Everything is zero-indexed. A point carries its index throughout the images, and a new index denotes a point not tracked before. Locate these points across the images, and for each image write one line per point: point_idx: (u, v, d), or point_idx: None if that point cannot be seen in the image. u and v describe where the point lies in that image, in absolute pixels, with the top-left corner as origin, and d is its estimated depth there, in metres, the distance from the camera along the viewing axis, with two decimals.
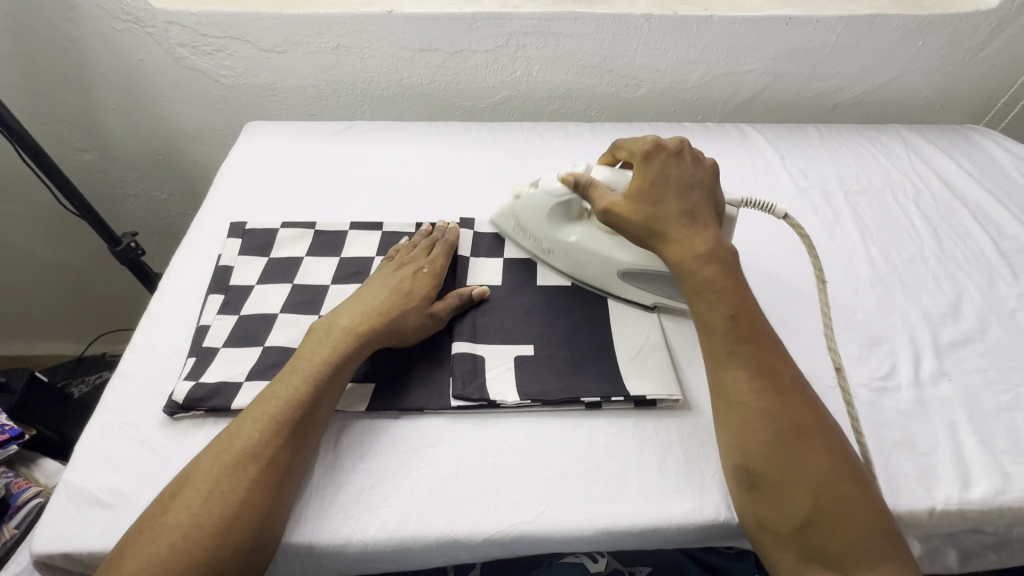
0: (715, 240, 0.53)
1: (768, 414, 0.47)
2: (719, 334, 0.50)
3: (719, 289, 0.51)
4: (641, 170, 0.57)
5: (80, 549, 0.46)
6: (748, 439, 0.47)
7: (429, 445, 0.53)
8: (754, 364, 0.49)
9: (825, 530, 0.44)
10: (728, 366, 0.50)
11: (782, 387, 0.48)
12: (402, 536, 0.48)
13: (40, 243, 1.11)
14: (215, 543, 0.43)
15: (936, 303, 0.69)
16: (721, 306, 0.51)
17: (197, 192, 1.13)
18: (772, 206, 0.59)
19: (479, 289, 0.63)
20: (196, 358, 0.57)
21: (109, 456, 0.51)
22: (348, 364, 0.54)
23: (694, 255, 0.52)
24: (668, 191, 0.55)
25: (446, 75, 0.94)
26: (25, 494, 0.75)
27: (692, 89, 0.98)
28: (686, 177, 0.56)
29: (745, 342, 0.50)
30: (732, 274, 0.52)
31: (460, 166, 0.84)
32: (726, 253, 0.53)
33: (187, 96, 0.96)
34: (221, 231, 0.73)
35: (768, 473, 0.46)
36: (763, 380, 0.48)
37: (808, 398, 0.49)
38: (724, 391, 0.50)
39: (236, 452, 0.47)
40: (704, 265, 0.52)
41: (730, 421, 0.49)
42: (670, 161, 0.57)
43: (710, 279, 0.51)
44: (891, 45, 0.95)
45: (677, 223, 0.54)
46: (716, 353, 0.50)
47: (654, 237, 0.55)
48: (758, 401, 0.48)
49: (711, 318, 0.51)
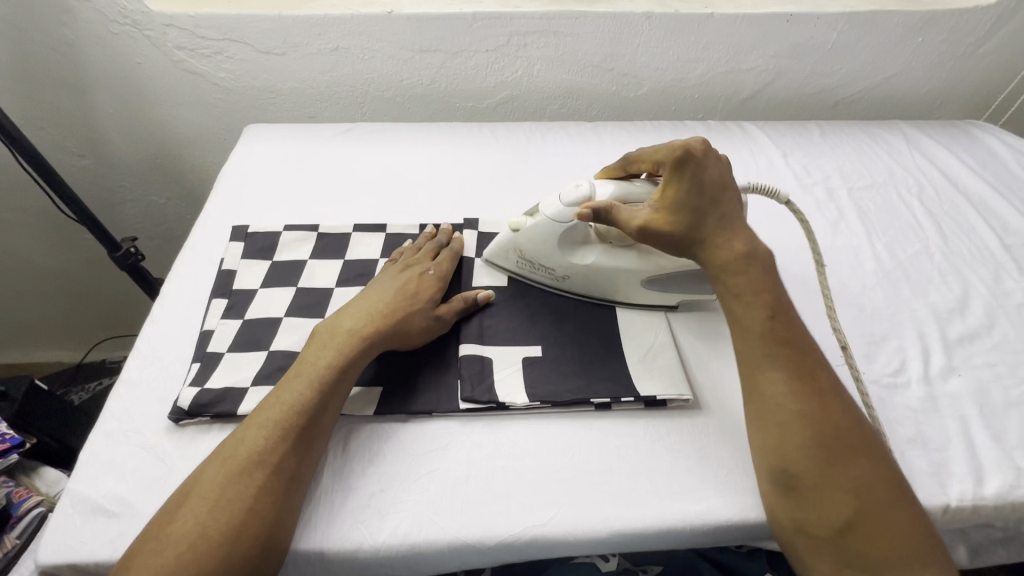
0: (754, 246, 0.53)
1: (810, 416, 0.47)
2: (758, 336, 0.50)
3: (755, 292, 0.51)
4: (671, 178, 0.55)
5: (86, 559, 0.45)
6: (788, 441, 0.46)
7: (439, 448, 0.53)
8: (790, 366, 0.49)
9: (865, 531, 0.43)
10: (765, 368, 0.49)
11: (821, 388, 0.48)
12: (414, 540, 0.47)
13: (38, 250, 1.10)
14: (222, 553, 0.42)
15: (943, 298, 0.69)
16: (759, 308, 0.51)
17: (196, 196, 1.11)
18: (778, 192, 0.59)
19: (484, 292, 0.63)
20: (201, 363, 0.57)
21: (114, 464, 0.50)
22: (353, 367, 0.53)
23: (733, 259, 0.53)
24: (705, 198, 0.54)
25: (447, 75, 0.94)
26: (27, 503, 0.75)
27: (693, 87, 0.98)
28: (718, 180, 0.55)
29: (782, 344, 0.50)
30: (768, 276, 0.52)
31: (463, 167, 0.83)
32: (760, 255, 0.53)
33: (185, 99, 0.96)
34: (223, 235, 0.72)
35: (806, 474, 0.45)
36: (804, 381, 0.48)
37: (845, 397, 0.49)
38: (762, 392, 0.49)
39: (242, 459, 0.46)
40: (743, 268, 0.52)
41: (769, 423, 0.48)
42: (703, 163, 0.55)
43: (752, 281, 0.52)
44: (891, 41, 0.95)
45: (717, 230, 0.54)
46: (753, 357, 0.50)
47: (695, 243, 0.54)
48: (797, 402, 0.47)
49: (748, 321, 0.51)
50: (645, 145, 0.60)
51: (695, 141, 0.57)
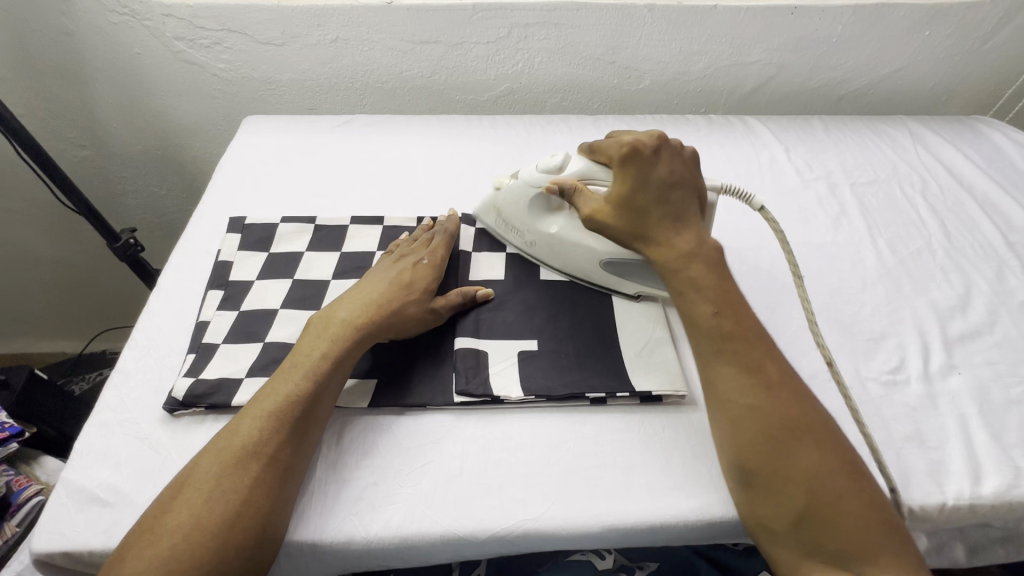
0: (702, 243, 0.53)
1: (756, 411, 0.46)
2: (704, 331, 0.50)
3: (703, 285, 0.51)
4: (620, 174, 0.56)
5: (80, 548, 0.46)
6: (739, 436, 0.46)
7: (433, 442, 0.53)
8: (740, 360, 0.48)
9: (821, 524, 0.43)
10: (714, 364, 0.49)
11: (769, 381, 0.47)
12: (406, 533, 0.47)
13: (39, 240, 1.10)
14: (217, 544, 0.42)
15: (945, 295, 0.68)
16: (704, 303, 0.50)
17: (195, 187, 1.11)
18: (750, 197, 0.58)
19: (484, 290, 0.62)
20: (196, 354, 0.57)
21: (108, 454, 0.50)
22: (347, 359, 0.53)
23: (677, 256, 0.52)
24: (648, 195, 0.54)
25: (447, 67, 0.93)
26: (26, 493, 0.77)
27: (695, 81, 0.97)
28: (668, 176, 0.55)
29: (728, 337, 0.49)
30: (715, 269, 0.52)
31: (462, 160, 0.83)
32: (704, 249, 0.53)
33: (184, 90, 0.95)
34: (221, 226, 0.72)
35: (761, 469, 0.45)
36: (752, 375, 0.48)
37: (800, 391, 0.48)
38: (713, 389, 0.49)
39: (236, 451, 0.46)
40: (688, 264, 0.52)
41: (722, 420, 0.48)
42: (650, 159, 0.55)
43: (692, 278, 0.51)
44: (897, 35, 0.93)
45: (660, 228, 0.54)
46: (703, 352, 0.50)
47: (640, 241, 0.54)
48: (747, 396, 0.47)
49: (695, 317, 0.50)
50: (608, 135, 0.59)
51: (648, 135, 0.57)
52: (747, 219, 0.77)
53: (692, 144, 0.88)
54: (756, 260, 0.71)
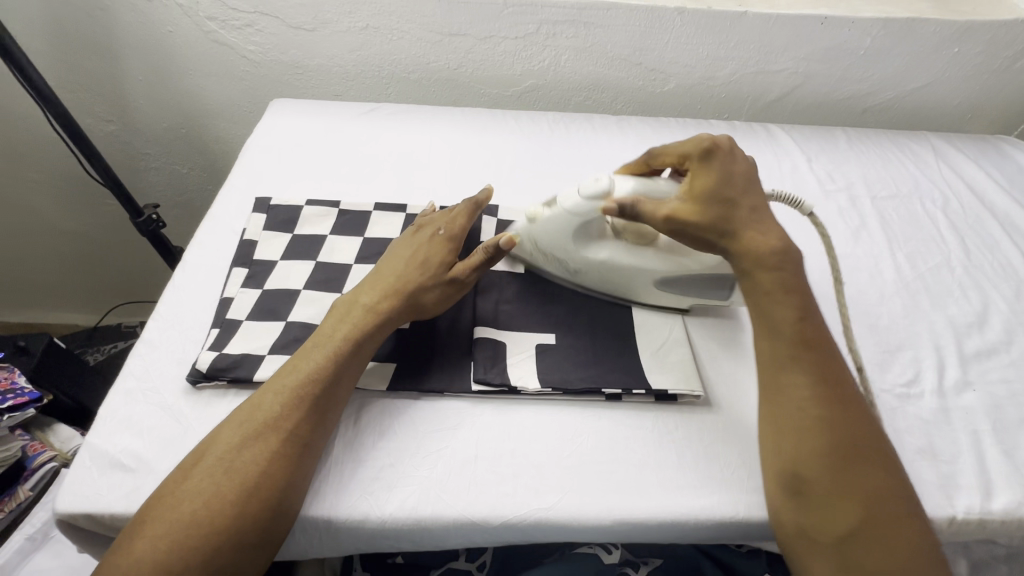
0: (785, 243, 0.52)
1: (829, 422, 0.47)
2: (784, 336, 0.50)
3: (789, 290, 0.51)
4: (700, 169, 0.55)
5: (102, 511, 0.47)
6: (808, 445, 0.46)
7: (449, 427, 0.53)
8: (817, 370, 0.49)
9: (871, 542, 0.44)
10: (788, 370, 0.49)
11: (841, 395, 0.48)
12: (421, 515, 0.48)
13: (61, 212, 1.12)
14: (235, 512, 0.43)
15: (962, 312, 0.68)
16: (789, 308, 0.50)
17: (216, 167, 1.12)
18: (801, 202, 0.58)
19: (507, 238, 0.57)
20: (220, 329, 0.57)
21: (131, 422, 0.51)
22: (368, 342, 0.53)
23: (768, 251, 0.51)
24: (737, 189, 0.54)
25: (474, 61, 0.94)
26: (42, 457, 0.80)
27: (720, 87, 0.97)
28: (745, 173, 0.55)
29: (808, 347, 0.49)
30: (798, 277, 0.52)
31: (485, 153, 0.84)
32: (792, 250, 0.52)
33: (214, 71, 0.96)
34: (246, 206, 0.73)
35: (817, 480, 0.45)
36: (827, 387, 0.48)
37: (864, 406, 0.49)
38: (784, 395, 0.49)
39: (258, 423, 0.47)
40: (779, 266, 0.51)
41: (785, 428, 0.48)
42: (729, 157, 0.55)
43: (785, 279, 0.51)
44: (926, 50, 0.93)
45: (748, 223, 0.53)
46: (776, 357, 0.50)
47: (727, 236, 0.52)
48: (818, 407, 0.47)
49: (779, 320, 0.50)
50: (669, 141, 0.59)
51: (720, 136, 0.57)
52: None
53: None
54: None
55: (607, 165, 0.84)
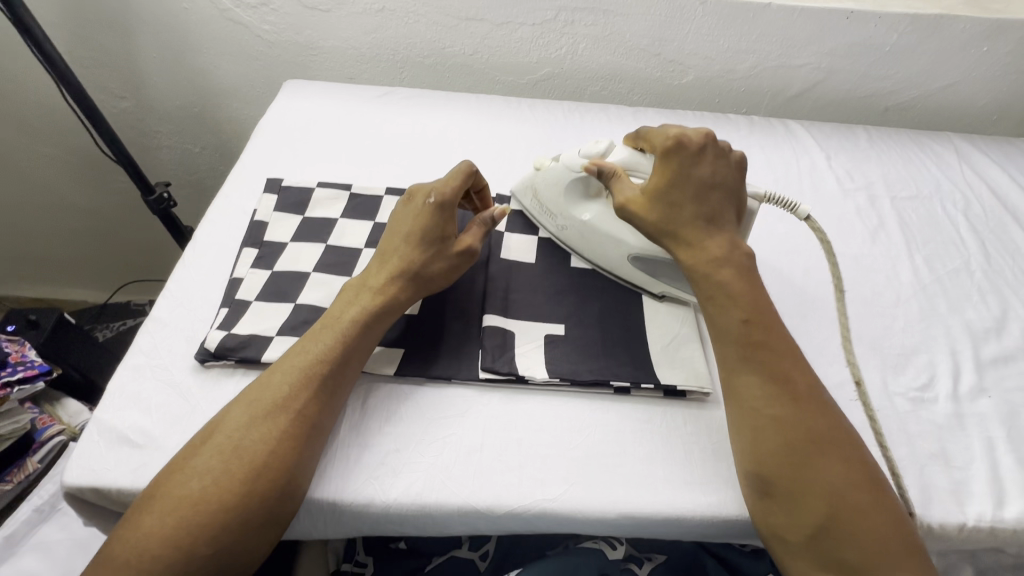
0: (726, 253, 0.53)
1: (783, 423, 0.46)
2: (732, 339, 0.50)
3: (734, 292, 0.51)
4: (660, 167, 0.56)
5: (109, 485, 0.47)
6: (761, 445, 0.46)
7: (455, 415, 0.53)
8: (766, 371, 0.48)
9: (840, 539, 0.43)
10: (741, 373, 0.49)
11: (796, 394, 0.48)
12: (424, 501, 0.48)
13: (73, 188, 1.12)
14: (244, 489, 0.43)
15: (980, 317, 0.67)
16: (732, 311, 0.51)
17: (228, 148, 1.12)
18: (795, 206, 0.59)
19: (501, 209, 0.59)
20: (229, 309, 0.57)
21: (139, 398, 0.51)
22: (377, 324, 0.53)
23: (711, 260, 0.52)
24: (685, 191, 0.54)
25: (490, 46, 0.92)
26: (50, 431, 0.81)
27: (739, 80, 0.96)
28: (709, 176, 0.55)
29: (757, 347, 0.49)
30: (745, 276, 0.52)
31: (498, 141, 0.83)
32: (738, 256, 0.53)
33: (228, 50, 0.96)
34: (257, 187, 0.72)
35: (779, 480, 0.45)
36: (779, 389, 0.48)
37: (826, 404, 0.48)
38: (739, 398, 0.49)
39: (267, 403, 0.47)
40: (719, 268, 0.52)
41: (741, 429, 0.48)
42: (691, 159, 0.55)
43: (725, 280, 0.52)
44: (953, 48, 0.91)
45: (691, 228, 0.54)
46: (729, 359, 0.50)
47: (667, 237, 0.54)
48: (772, 407, 0.47)
49: (724, 323, 0.51)
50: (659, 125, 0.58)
51: (694, 131, 0.57)
52: (783, 223, 0.75)
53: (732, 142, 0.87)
54: (790, 267, 0.70)
55: None
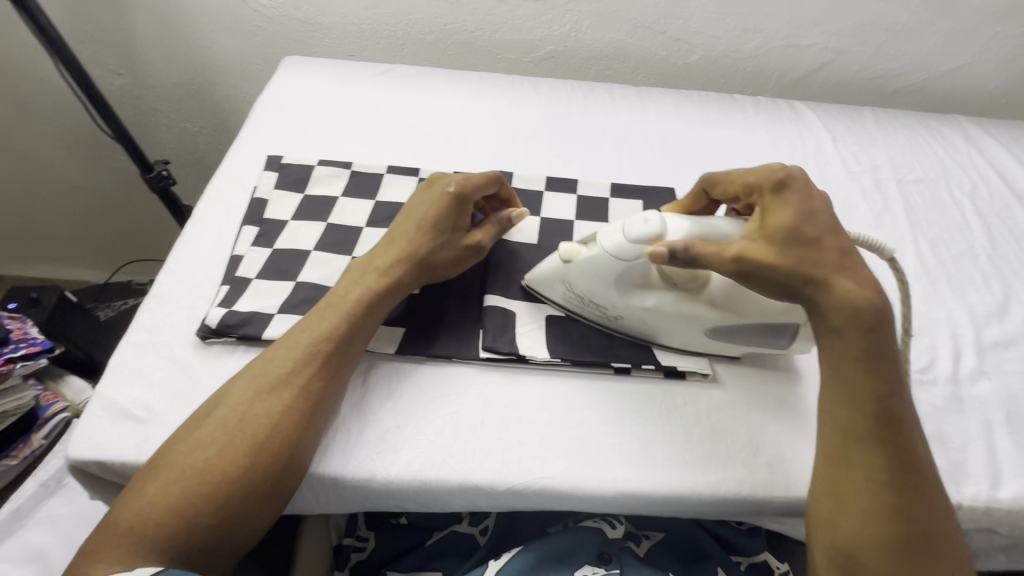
0: (877, 299, 0.46)
1: (898, 512, 0.43)
2: (867, 413, 0.45)
3: (875, 361, 0.46)
4: (774, 204, 0.49)
5: (113, 458, 0.47)
6: (871, 530, 0.43)
7: (455, 393, 0.53)
8: (895, 452, 0.44)
9: None
10: (867, 449, 0.45)
11: (919, 482, 0.44)
12: (425, 478, 0.49)
13: (71, 167, 1.11)
14: (247, 462, 0.43)
15: (982, 301, 0.67)
16: (874, 382, 0.45)
17: (227, 128, 1.11)
18: (885, 247, 0.51)
19: (518, 212, 0.60)
20: (230, 286, 0.57)
21: (142, 374, 0.52)
22: (380, 305, 0.53)
23: (858, 309, 0.45)
24: (819, 227, 0.47)
25: (493, 23, 0.91)
26: (54, 407, 0.82)
27: (746, 60, 0.94)
28: (829, 207, 0.49)
29: (895, 428, 0.45)
30: (888, 346, 0.46)
31: (500, 120, 0.81)
32: (884, 310, 0.46)
33: (225, 25, 0.94)
34: (257, 164, 0.72)
35: (876, 567, 0.43)
36: (903, 474, 0.44)
37: (941, 493, 0.45)
38: (856, 471, 0.45)
39: (271, 378, 0.47)
40: (871, 330, 0.46)
41: (852, 507, 0.44)
42: (807, 191, 0.49)
43: (878, 346, 0.46)
44: (965, 28, 0.89)
45: (836, 269, 0.47)
46: (857, 434, 0.45)
47: (812, 285, 0.46)
48: (892, 494, 0.44)
49: (862, 393, 0.45)
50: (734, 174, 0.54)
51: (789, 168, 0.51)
52: None
53: (739, 123, 0.85)
54: None
55: (624, 137, 0.81)
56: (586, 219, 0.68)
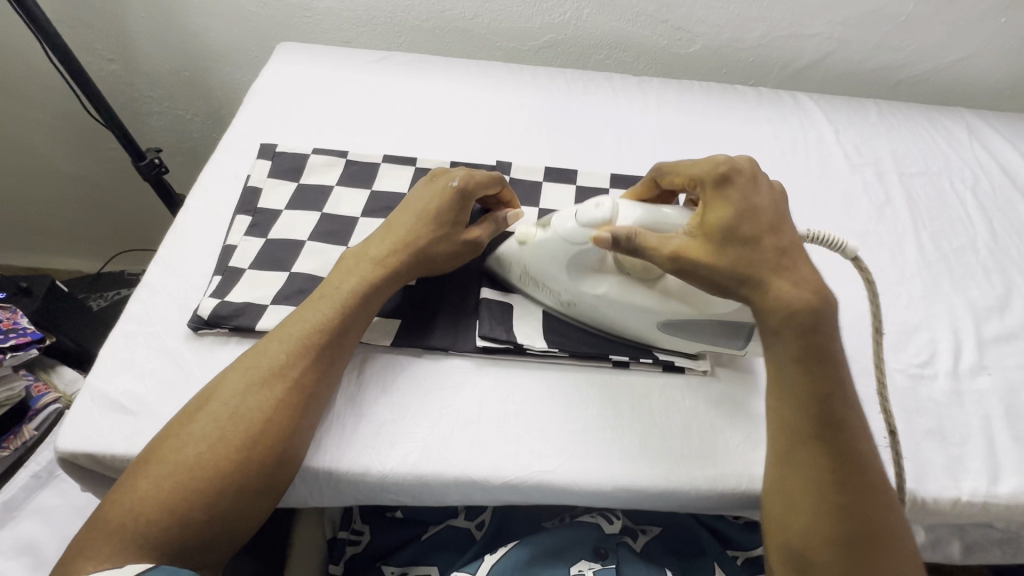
0: (814, 299, 0.44)
1: (842, 512, 0.43)
2: (809, 413, 0.44)
3: (812, 358, 0.45)
4: (713, 202, 0.48)
5: (103, 451, 0.46)
6: (815, 528, 0.43)
7: (452, 386, 0.53)
8: (838, 451, 0.44)
9: None
10: (806, 449, 0.44)
11: (862, 481, 0.44)
12: (421, 471, 0.48)
13: (62, 154, 1.09)
14: (241, 456, 0.43)
15: (983, 295, 0.66)
16: (812, 381, 0.45)
17: (221, 116, 1.09)
18: (844, 244, 0.50)
19: (516, 213, 0.58)
20: (222, 277, 0.56)
21: (133, 365, 0.51)
22: (376, 297, 0.52)
23: (786, 310, 0.45)
24: (756, 224, 0.46)
25: (492, 10, 0.89)
26: (45, 399, 0.80)
27: (748, 50, 0.93)
28: (770, 203, 0.48)
29: (837, 428, 0.44)
30: (824, 344, 0.45)
31: (499, 109, 0.80)
32: (818, 309, 0.45)
33: (218, 10, 0.92)
34: (251, 152, 0.70)
35: (823, 566, 0.43)
36: (844, 473, 0.44)
37: (888, 493, 0.44)
38: (797, 470, 0.44)
39: (265, 370, 0.46)
40: (809, 324, 0.44)
41: (796, 507, 0.44)
42: (750, 187, 0.48)
43: (815, 344, 0.45)
44: (970, 19, 0.88)
45: (770, 268, 0.45)
46: (799, 432, 0.45)
47: (745, 284, 0.46)
48: (834, 492, 0.43)
49: (800, 391, 0.45)
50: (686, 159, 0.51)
51: (742, 158, 0.49)
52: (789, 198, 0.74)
53: (741, 114, 0.84)
54: None
55: (625, 128, 0.80)
56: None
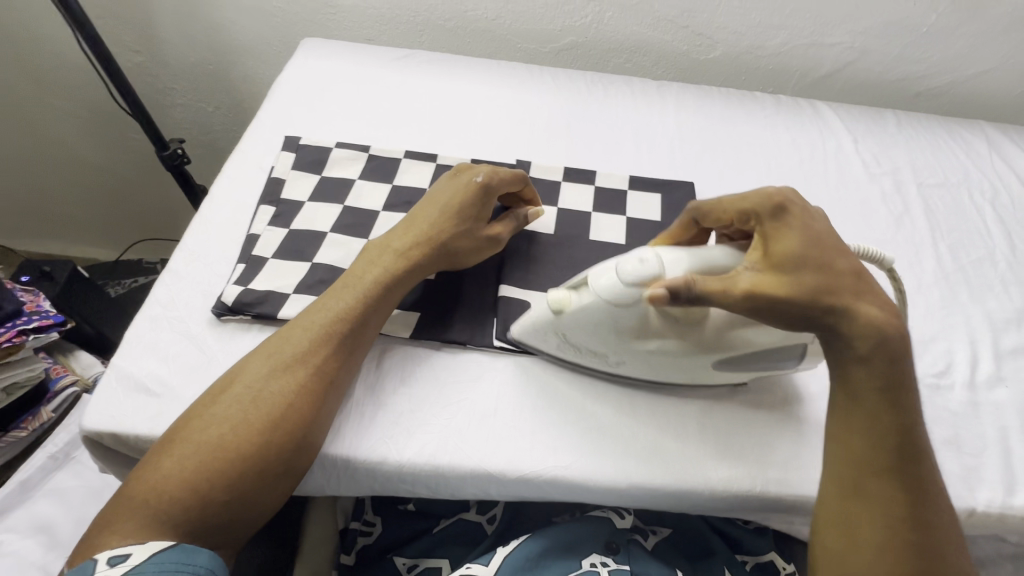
0: (898, 320, 0.44)
1: (909, 546, 0.43)
2: (890, 447, 0.44)
3: (894, 384, 0.44)
4: (774, 234, 0.45)
5: (127, 431, 0.47)
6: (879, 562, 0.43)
7: (470, 379, 0.53)
8: (911, 483, 0.44)
9: None
10: (878, 481, 0.44)
11: (930, 515, 0.43)
12: (437, 462, 0.48)
13: (86, 143, 1.11)
14: (262, 439, 0.43)
15: (1001, 307, 0.66)
16: (890, 414, 0.44)
17: (242, 110, 1.10)
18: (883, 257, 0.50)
19: (536, 211, 0.59)
20: (246, 264, 0.57)
21: (157, 348, 0.52)
22: (397, 288, 0.53)
23: (874, 335, 0.44)
24: (825, 249, 0.45)
25: (514, 11, 0.90)
26: (64, 381, 0.82)
27: (768, 58, 0.93)
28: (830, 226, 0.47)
29: (914, 461, 0.44)
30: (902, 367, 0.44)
31: (519, 109, 0.81)
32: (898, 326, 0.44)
33: (245, 5, 0.94)
34: (275, 144, 0.71)
35: None
36: (914, 508, 0.43)
37: (954, 529, 0.44)
38: (866, 503, 0.44)
39: (287, 357, 0.47)
40: (888, 354, 0.44)
41: (857, 540, 0.43)
42: (807, 216, 0.46)
43: (901, 377, 0.44)
44: (993, 31, 0.88)
45: (850, 290, 0.44)
46: (868, 464, 0.44)
47: (833, 313, 0.44)
48: (902, 526, 0.43)
49: (885, 423, 0.44)
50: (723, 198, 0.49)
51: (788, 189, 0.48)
52: None
53: (759, 120, 0.85)
54: None
55: (643, 131, 0.81)
56: (603, 211, 0.67)
